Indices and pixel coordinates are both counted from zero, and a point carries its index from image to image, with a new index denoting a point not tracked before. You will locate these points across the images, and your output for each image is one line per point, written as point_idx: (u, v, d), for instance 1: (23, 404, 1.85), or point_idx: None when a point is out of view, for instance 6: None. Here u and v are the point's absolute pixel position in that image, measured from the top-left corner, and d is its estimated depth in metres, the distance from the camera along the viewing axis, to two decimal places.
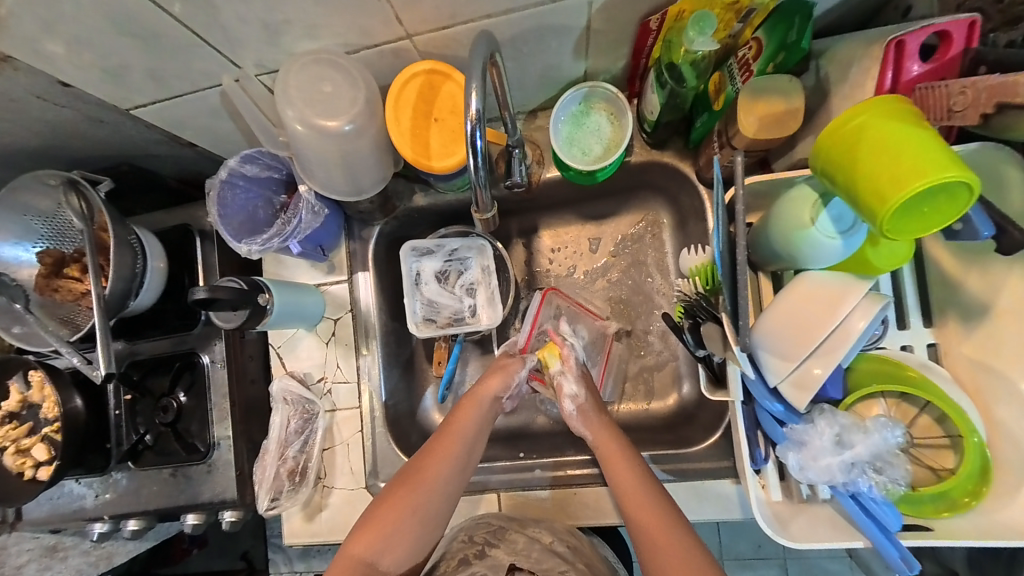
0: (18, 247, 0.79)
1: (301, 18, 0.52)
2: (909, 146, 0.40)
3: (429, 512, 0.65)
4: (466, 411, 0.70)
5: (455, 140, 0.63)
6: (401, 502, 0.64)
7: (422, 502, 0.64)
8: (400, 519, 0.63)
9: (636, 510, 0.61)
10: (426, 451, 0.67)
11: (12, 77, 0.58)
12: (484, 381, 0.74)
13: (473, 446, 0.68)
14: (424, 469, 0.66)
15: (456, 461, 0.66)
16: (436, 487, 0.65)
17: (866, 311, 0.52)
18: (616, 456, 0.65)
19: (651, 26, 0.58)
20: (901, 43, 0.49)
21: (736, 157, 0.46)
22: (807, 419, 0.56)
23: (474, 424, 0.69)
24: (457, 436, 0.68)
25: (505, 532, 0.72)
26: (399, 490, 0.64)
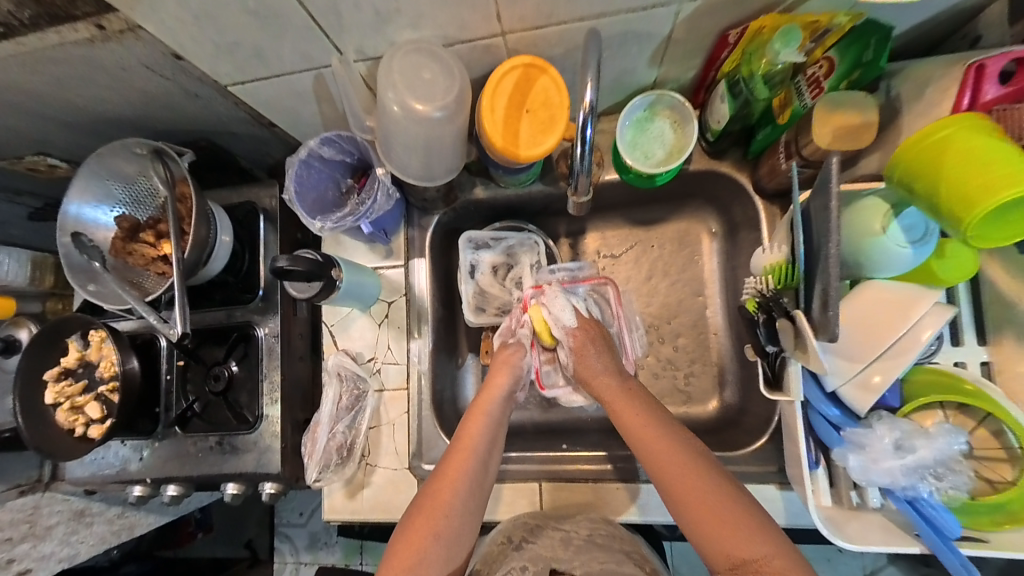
0: (98, 209, 0.83)
1: (411, 9, 0.56)
2: (994, 157, 0.43)
3: (456, 536, 0.65)
4: (475, 423, 0.72)
5: (543, 131, 0.65)
6: (423, 532, 0.63)
7: (444, 524, 0.64)
8: (426, 548, 0.62)
9: (648, 445, 0.62)
10: (442, 466, 0.68)
11: (131, 46, 0.62)
12: (492, 379, 0.78)
13: (485, 458, 0.69)
14: (441, 491, 0.66)
15: (472, 472, 0.67)
16: (456, 503, 0.65)
17: (935, 319, 0.55)
18: (677, 466, 0.59)
19: (730, 39, 0.61)
20: (981, 66, 0.51)
21: (834, 157, 0.47)
22: (865, 424, 0.58)
23: (484, 433, 0.71)
24: (469, 450, 0.69)
25: (544, 530, 0.77)
26: (420, 519, 0.64)
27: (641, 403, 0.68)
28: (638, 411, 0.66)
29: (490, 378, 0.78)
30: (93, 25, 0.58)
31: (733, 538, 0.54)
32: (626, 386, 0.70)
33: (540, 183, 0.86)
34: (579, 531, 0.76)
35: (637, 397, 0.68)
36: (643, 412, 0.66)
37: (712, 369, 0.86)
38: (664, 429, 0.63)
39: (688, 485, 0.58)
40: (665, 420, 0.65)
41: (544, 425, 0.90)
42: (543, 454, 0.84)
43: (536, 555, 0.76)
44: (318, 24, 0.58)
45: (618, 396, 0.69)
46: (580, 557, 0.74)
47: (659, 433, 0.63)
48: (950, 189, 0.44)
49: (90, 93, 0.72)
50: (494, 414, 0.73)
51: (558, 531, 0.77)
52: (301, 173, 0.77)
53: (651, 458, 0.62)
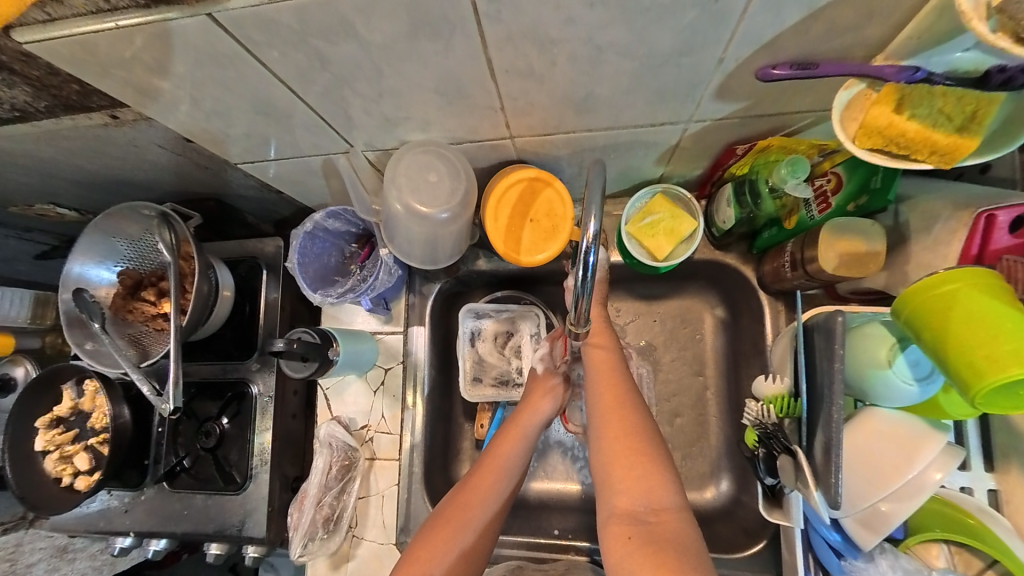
0: (101, 266, 0.83)
1: (420, 116, 0.56)
2: (1004, 328, 0.41)
3: (472, 554, 0.64)
4: (509, 442, 0.71)
5: (546, 238, 0.66)
6: (443, 545, 0.63)
7: (463, 542, 0.64)
8: (441, 562, 0.62)
9: (602, 380, 0.68)
10: (468, 483, 0.67)
11: (145, 130, 0.63)
12: (532, 405, 0.74)
13: (511, 479, 0.69)
14: (465, 508, 0.65)
15: (500, 484, 0.68)
16: (479, 519, 0.66)
17: (943, 464, 0.52)
18: (618, 406, 0.65)
19: (736, 151, 0.61)
20: (991, 216, 0.48)
21: (838, 315, 0.49)
22: (866, 555, 0.56)
23: (517, 451, 0.71)
24: (499, 470, 0.69)
25: (524, 571, 0.77)
26: (439, 533, 0.63)
27: (629, 399, 0.66)
28: (627, 405, 0.65)
29: (529, 399, 0.75)
30: (107, 114, 0.59)
31: (646, 470, 0.61)
32: (626, 396, 0.66)
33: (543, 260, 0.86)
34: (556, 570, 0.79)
35: (626, 397, 0.66)
36: (628, 415, 0.64)
37: (709, 457, 0.85)
38: (633, 420, 0.64)
39: (612, 419, 0.64)
40: (648, 423, 0.64)
41: (536, 498, 0.89)
42: (537, 540, 0.83)
43: None
44: (328, 123, 0.58)
45: (614, 405, 0.65)
46: None
47: (633, 428, 0.63)
48: (953, 350, 0.43)
49: (103, 161, 0.73)
50: (530, 436, 0.72)
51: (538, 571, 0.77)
52: (305, 244, 0.77)
53: (601, 389, 0.67)
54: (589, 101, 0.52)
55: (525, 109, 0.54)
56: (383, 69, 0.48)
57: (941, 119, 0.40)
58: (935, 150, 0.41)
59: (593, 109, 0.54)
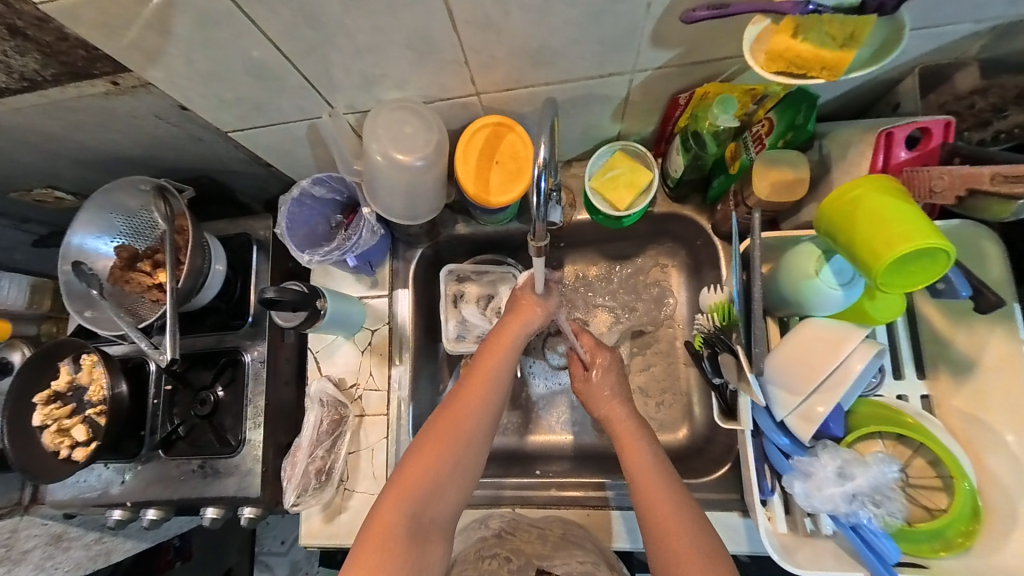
0: (100, 239, 0.88)
1: (394, 74, 0.63)
2: (898, 216, 0.49)
3: (467, 458, 0.68)
4: (494, 355, 0.74)
5: (512, 179, 0.73)
6: (436, 452, 0.66)
7: (456, 450, 0.67)
8: (435, 469, 0.65)
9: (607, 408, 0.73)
10: (455, 398, 0.70)
11: (144, 97, 0.69)
12: (510, 324, 0.77)
13: (499, 390, 0.72)
14: (456, 419, 0.68)
15: (488, 395, 0.71)
16: (471, 429, 0.68)
17: (864, 354, 0.59)
18: (626, 430, 0.69)
19: (680, 101, 0.69)
20: (890, 133, 0.59)
21: (753, 215, 0.56)
22: (811, 452, 0.63)
23: (501, 364, 0.73)
24: (485, 381, 0.72)
25: (521, 524, 0.80)
26: (431, 441, 0.67)
27: (611, 370, 0.77)
28: (606, 382, 0.76)
29: (512, 316, 0.78)
30: (110, 81, 0.66)
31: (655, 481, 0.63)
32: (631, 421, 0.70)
33: (517, 222, 0.92)
34: (554, 530, 0.79)
35: (625, 418, 0.71)
36: (633, 435, 0.68)
37: (682, 400, 0.90)
38: (639, 439, 0.68)
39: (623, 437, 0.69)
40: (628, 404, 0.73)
41: (520, 450, 0.93)
42: (522, 480, 0.87)
43: (517, 548, 0.77)
44: (312, 84, 0.65)
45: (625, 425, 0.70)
46: (558, 553, 0.75)
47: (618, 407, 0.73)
48: (859, 242, 0.51)
49: (102, 135, 0.78)
50: (514, 350, 0.75)
51: (535, 527, 0.80)
52: (293, 210, 0.83)
53: (610, 413, 0.73)
54: (544, 52, 0.59)
55: (488, 62, 0.61)
56: (359, 24, 0.55)
57: (829, 41, 0.48)
58: (825, 66, 0.49)
59: (548, 61, 0.61)
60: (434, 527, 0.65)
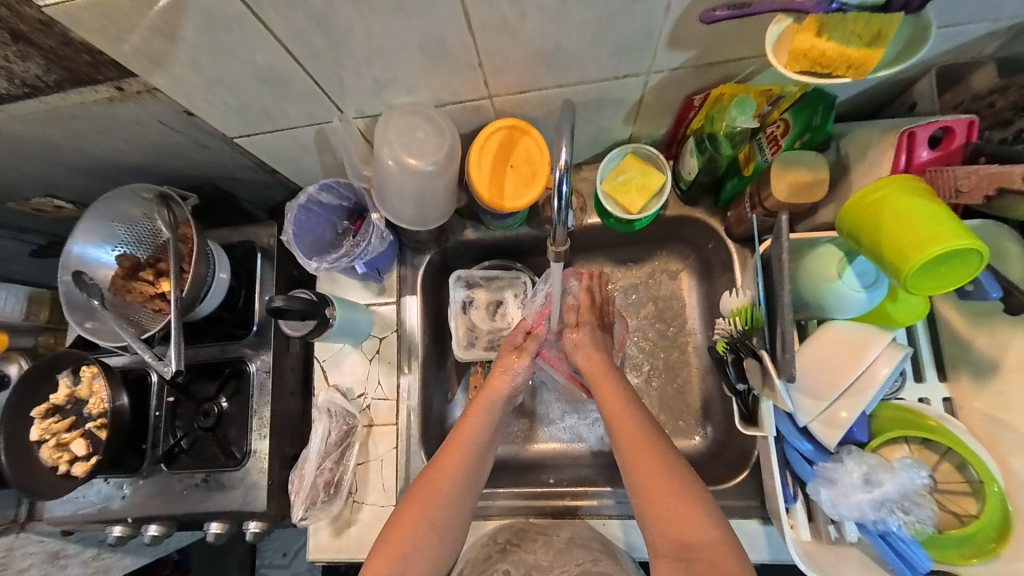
0: (100, 249, 0.86)
1: (406, 78, 0.62)
2: (926, 217, 0.48)
3: (447, 523, 0.66)
4: (475, 416, 0.73)
5: (525, 184, 0.72)
6: (416, 516, 0.65)
7: (438, 512, 0.66)
8: (416, 533, 0.64)
9: (618, 420, 0.67)
10: (434, 461, 0.69)
11: (148, 103, 0.68)
12: (491, 383, 0.78)
13: (478, 455, 0.71)
14: (436, 481, 0.67)
15: (468, 458, 0.69)
16: (451, 492, 0.67)
17: (890, 358, 0.58)
18: (642, 443, 0.63)
19: (694, 102, 0.68)
20: (912, 133, 0.58)
21: (781, 217, 0.54)
22: (836, 458, 0.61)
23: (480, 427, 0.72)
24: (466, 446, 0.70)
25: (527, 533, 0.78)
26: (410, 506, 0.65)
27: (614, 378, 0.72)
28: (614, 389, 0.71)
29: (492, 377, 0.79)
30: (113, 87, 0.65)
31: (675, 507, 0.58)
32: (647, 432, 0.64)
33: (527, 227, 0.91)
34: (558, 535, 0.78)
35: (640, 428, 0.64)
36: (653, 450, 0.62)
37: (696, 406, 0.88)
38: (658, 452, 0.62)
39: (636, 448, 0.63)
40: (636, 407, 0.68)
41: (530, 458, 0.91)
42: (529, 489, 0.84)
43: (520, 559, 0.76)
44: (321, 89, 0.63)
45: (635, 437, 0.64)
46: (560, 560, 0.76)
47: (628, 415, 0.66)
48: (886, 243, 0.50)
49: (104, 143, 0.77)
50: (493, 413, 0.75)
51: (540, 534, 0.78)
52: (300, 217, 0.81)
53: (621, 434, 0.65)
54: (559, 54, 0.58)
55: (502, 65, 0.60)
56: (372, 27, 0.53)
57: (853, 39, 0.47)
58: (851, 65, 0.49)
59: (562, 64, 0.60)
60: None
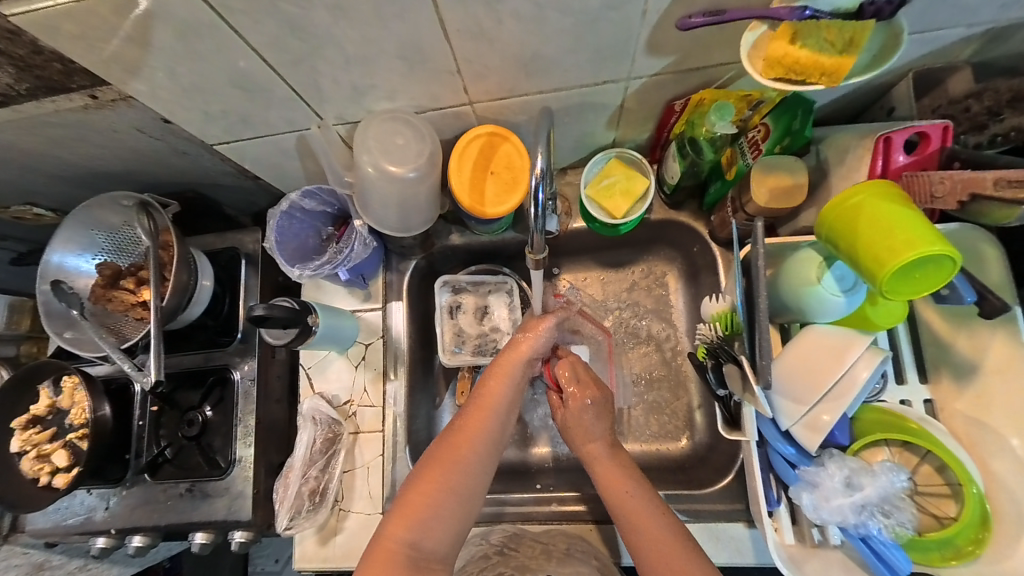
0: (80, 257, 0.85)
1: (385, 84, 0.61)
2: (902, 222, 0.48)
3: (468, 488, 0.65)
4: (498, 380, 0.72)
5: (507, 190, 0.72)
6: (437, 482, 0.64)
7: (457, 478, 0.64)
8: (438, 498, 0.63)
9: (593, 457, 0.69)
10: (456, 426, 0.68)
11: (125, 111, 0.67)
12: (514, 347, 0.74)
13: (501, 420, 0.69)
14: (458, 446, 0.66)
15: (493, 422, 0.68)
16: (473, 458, 0.66)
17: (869, 362, 0.59)
18: (621, 485, 0.65)
19: (675, 108, 0.68)
20: (888, 138, 0.59)
21: (755, 222, 0.54)
22: (818, 462, 0.61)
23: (504, 393, 0.71)
24: (488, 410, 0.69)
25: (523, 539, 0.77)
26: (431, 472, 0.64)
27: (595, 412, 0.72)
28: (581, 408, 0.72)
29: (517, 340, 0.75)
30: (87, 95, 0.64)
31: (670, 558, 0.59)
32: (623, 470, 0.67)
33: (513, 231, 0.91)
34: (557, 544, 0.76)
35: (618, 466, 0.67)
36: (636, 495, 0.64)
37: (683, 409, 0.88)
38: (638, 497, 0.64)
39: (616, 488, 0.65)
40: (617, 448, 0.70)
41: (519, 463, 0.91)
42: (519, 496, 0.84)
43: (521, 563, 0.73)
44: (299, 96, 0.63)
45: (614, 477, 0.66)
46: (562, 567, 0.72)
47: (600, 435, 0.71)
48: (863, 249, 0.50)
49: (82, 150, 0.76)
50: (517, 377, 0.72)
51: (537, 542, 0.77)
52: (282, 224, 0.81)
53: (598, 471, 0.68)
54: (538, 60, 0.58)
55: (481, 72, 0.60)
56: (347, 34, 0.53)
57: (827, 46, 0.47)
58: (825, 72, 0.49)
59: (541, 70, 0.60)
60: (435, 558, 0.62)
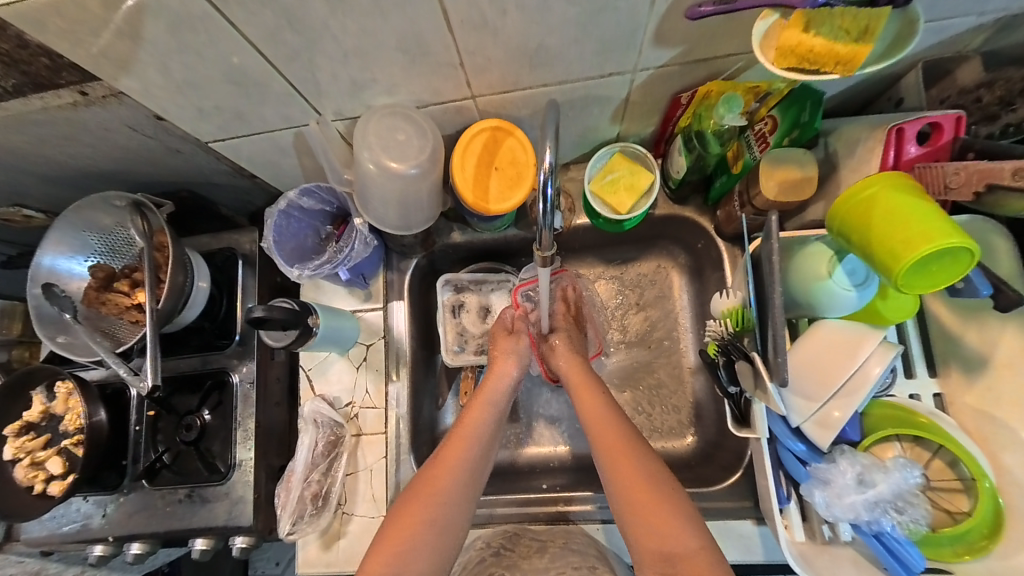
0: (72, 260, 0.83)
1: (385, 78, 0.60)
2: (918, 215, 0.47)
3: (448, 522, 0.64)
4: (477, 410, 0.73)
5: (511, 186, 0.70)
6: (416, 516, 0.63)
7: (437, 510, 0.63)
8: (417, 531, 0.62)
9: (598, 427, 0.66)
10: (436, 458, 0.68)
11: (116, 108, 0.65)
12: (492, 378, 0.77)
13: (480, 451, 0.69)
14: (438, 478, 0.66)
15: (473, 451, 0.69)
16: (452, 490, 0.65)
17: (882, 357, 0.58)
18: (625, 454, 0.62)
19: (682, 100, 0.67)
20: (900, 129, 0.58)
21: (770, 215, 0.53)
22: (829, 458, 0.61)
23: (484, 422, 0.72)
24: (468, 438, 0.70)
25: (521, 539, 0.76)
26: (410, 504, 0.64)
27: (597, 394, 0.71)
28: (592, 400, 0.70)
29: (493, 366, 0.79)
30: (77, 91, 0.62)
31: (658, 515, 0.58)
32: (625, 435, 0.64)
33: (515, 228, 0.89)
34: (554, 542, 0.75)
35: (620, 432, 0.65)
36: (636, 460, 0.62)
37: (688, 405, 0.87)
38: (638, 459, 0.62)
39: (616, 455, 0.62)
40: (619, 414, 0.67)
41: (523, 463, 0.90)
42: (524, 496, 0.83)
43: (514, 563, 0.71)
44: (297, 91, 0.61)
45: (614, 441, 0.64)
46: (555, 563, 0.70)
47: (608, 420, 0.67)
48: (877, 243, 0.49)
49: (72, 149, 0.74)
50: (496, 404, 0.75)
51: (535, 540, 0.76)
52: (280, 223, 0.79)
53: (602, 437, 0.65)
54: (542, 52, 0.56)
55: (483, 65, 0.58)
56: (346, 27, 0.51)
57: (841, 34, 0.46)
58: (839, 61, 0.48)
59: (545, 62, 0.58)
60: None
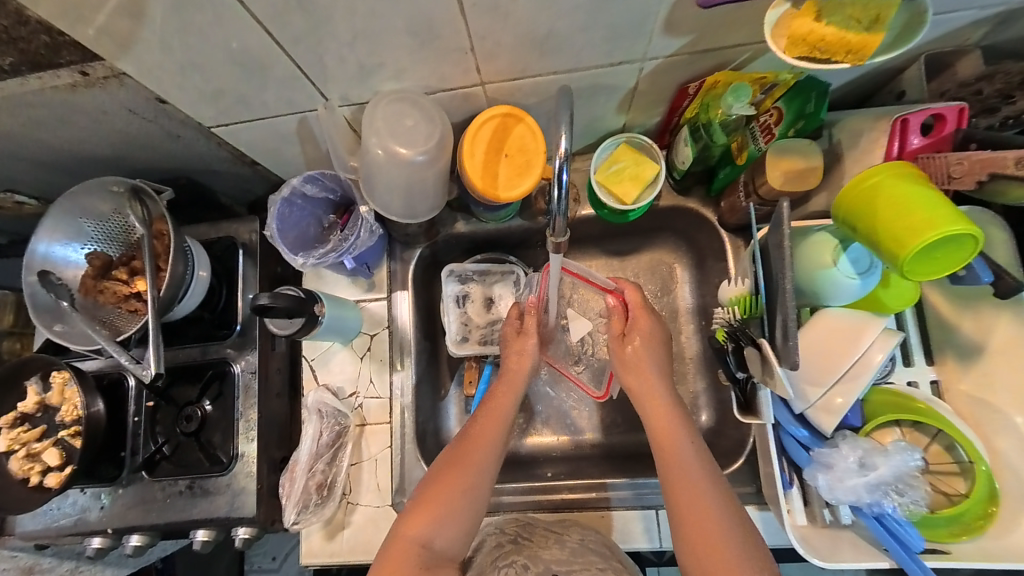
0: (68, 247, 0.81)
1: (394, 63, 0.59)
2: (924, 202, 0.48)
3: (480, 491, 0.65)
4: (505, 394, 0.75)
5: (519, 174, 0.70)
6: (453, 481, 0.64)
7: (474, 476, 0.65)
8: (452, 496, 0.63)
9: (677, 466, 0.62)
10: (468, 433, 0.69)
11: (116, 90, 0.64)
12: (518, 361, 0.78)
13: (506, 430, 0.71)
14: (471, 447, 0.67)
15: (501, 428, 0.70)
16: (485, 462, 0.66)
17: (883, 343, 0.60)
18: (670, 433, 0.65)
19: (689, 90, 0.67)
20: (905, 120, 0.60)
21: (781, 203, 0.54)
22: (831, 443, 0.62)
23: (512, 403, 0.74)
24: (499, 418, 0.71)
25: (534, 529, 0.75)
26: (447, 472, 0.65)
27: (683, 434, 0.65)
28: (681, 443, 0.64)
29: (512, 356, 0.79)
30: (76, 71, 0.60)
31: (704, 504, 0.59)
32: (675, 420, 0.66)
33: (518, 218, 0.89)
34: (569, 537, 0.73)
35: (672, 418, 0.67)
36: (681, 445, 0.64)
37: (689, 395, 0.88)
38: (682, 445, 0.64)
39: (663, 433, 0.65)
40: (675, 402, 0.69)
41: (526, 453, 0.90)
42: (528, 485, 0.83)
43: (534, 555, 0.68)
44: (304, 75, 0.60)
45: (664, 426, 0.66)
46: (575, 559, 0.67)
47: (664, 406, 0.68)
48: (884, 229, 0.50)
49: (69, 133, 0.72)
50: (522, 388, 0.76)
51: (549, 531, 0.75)
52: (282, 211, 0.78)
53: (655, 421, 0.67)
54: (552, 39, 0.57)
55: (493, 50, 0.58)
56: (356, 8, 0.51)
57: (851, 23, 0.47)
58: (850, 49, 0.49)
59: (556, 49, 0.58)
60: (446, 558, 0.61)
